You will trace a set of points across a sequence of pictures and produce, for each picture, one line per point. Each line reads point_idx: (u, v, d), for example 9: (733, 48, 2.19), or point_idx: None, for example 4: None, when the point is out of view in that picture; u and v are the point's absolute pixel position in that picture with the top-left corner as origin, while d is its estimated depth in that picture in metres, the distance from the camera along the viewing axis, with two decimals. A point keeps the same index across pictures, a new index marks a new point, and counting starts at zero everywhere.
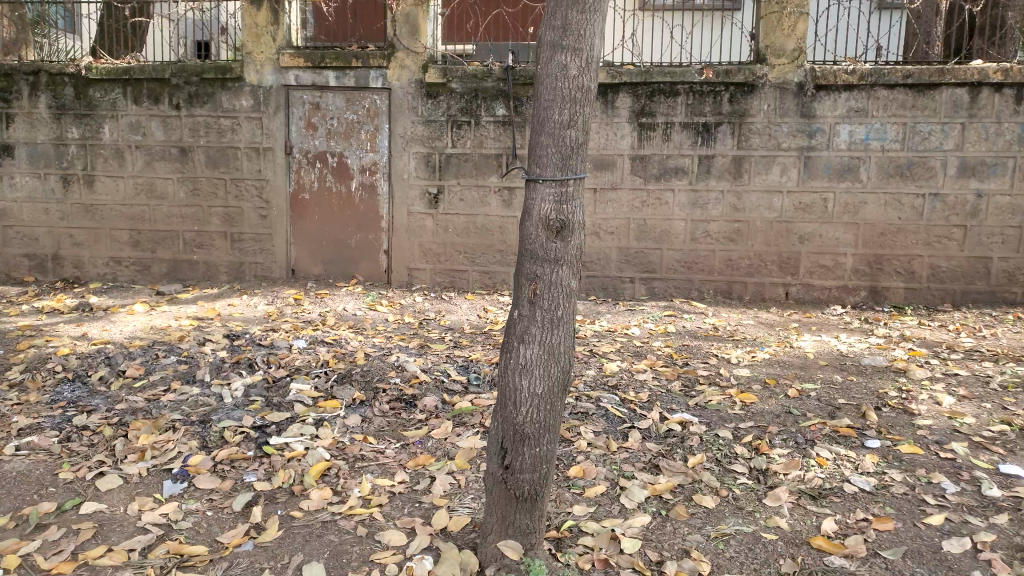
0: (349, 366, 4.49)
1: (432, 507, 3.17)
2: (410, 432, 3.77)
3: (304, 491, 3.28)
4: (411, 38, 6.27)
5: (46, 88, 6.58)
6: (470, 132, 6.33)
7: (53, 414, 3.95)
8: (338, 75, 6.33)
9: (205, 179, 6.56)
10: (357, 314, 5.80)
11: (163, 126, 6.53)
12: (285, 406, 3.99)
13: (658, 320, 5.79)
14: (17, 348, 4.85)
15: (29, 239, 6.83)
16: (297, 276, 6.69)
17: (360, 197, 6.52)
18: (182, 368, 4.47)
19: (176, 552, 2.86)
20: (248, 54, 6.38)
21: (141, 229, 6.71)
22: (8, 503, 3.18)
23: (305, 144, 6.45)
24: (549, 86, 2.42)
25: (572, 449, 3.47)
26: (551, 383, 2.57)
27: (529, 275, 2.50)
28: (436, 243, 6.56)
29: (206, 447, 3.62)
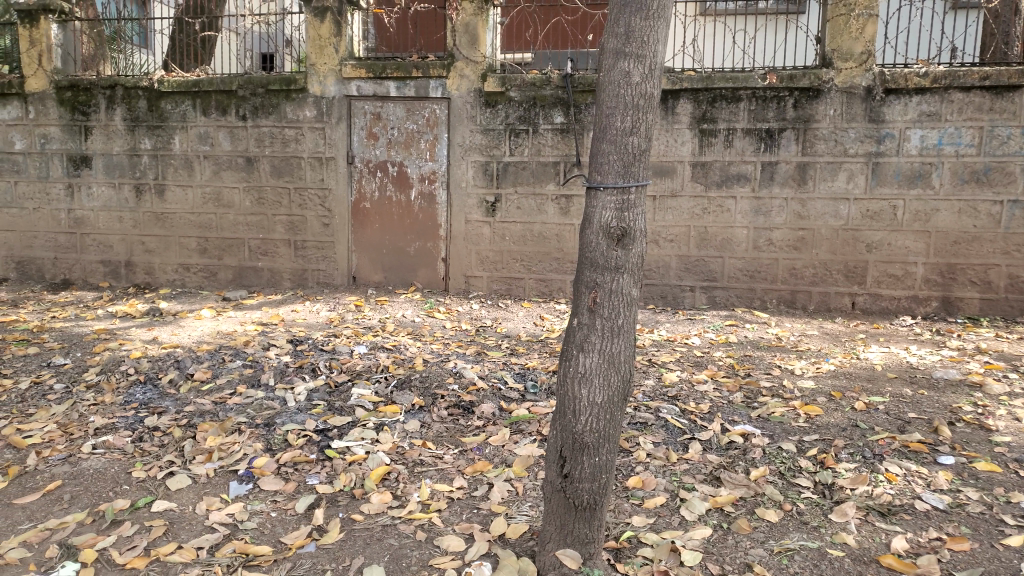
0: (409, 372, 4.55)
1: (490, 513, 3.18)
2: (468, 438, 3.80)
3: (364, 494, 3.33)
4: (471, 48, 6.33)
5: (121, 102, 6.86)
6: (529, 140, 6.35)
7: (127, 414, 4.10)
8: (399, 85, 6.43)
9: (270, 188, 6.74)
10: (415, 321, 5.87)
11: (230, 137, 6.74)
12: (346, 410, 4.07)
13: (719, 329, 5.69)
14: (95, 350, 5.06)
15: (104, 246, 7.13)
16: (358, 283, 6.82)
17: (420, 206, 6.61)
18: (247, 371, 4.60)
19: (242, 551, 2.93)
20: (312, 66, 6.53)
21: (209, 236, 6.93)
22: (86, 499, 3.32)
23: (366, 154, 6.57)
24: (612, 93, 2.41)
25: (631, 459, 3.45)
26: (611, 392, 2.55)
27: (589, 283, 2.49)
28: (493, 251, 6.59)
29: (271, 449, 3.71)
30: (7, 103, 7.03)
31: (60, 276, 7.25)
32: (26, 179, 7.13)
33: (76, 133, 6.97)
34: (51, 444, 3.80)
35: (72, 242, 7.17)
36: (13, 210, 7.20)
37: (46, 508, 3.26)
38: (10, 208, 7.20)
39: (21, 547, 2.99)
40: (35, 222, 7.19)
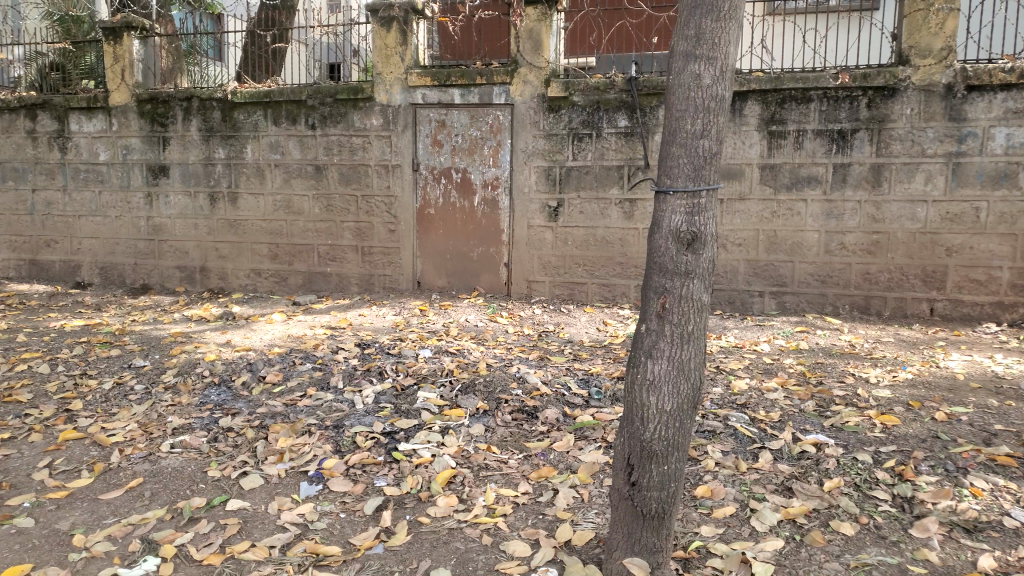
0: (473, 376, 4.57)
1: (555, 519, 3.17)
2: (533, 444, 3.79)
3: (431, 498, 3.36)
4: (535, 53, 6.34)
5: (197, 113, 7.11)
6: (592, 144, 6.33)
7: (203, 415, 4.24)
8: (464, 92, 6.49)
9: (338, 196, 6.89)
10: (478, 325, 5.90)
11: (300, 145, 6.91)
12: (413, 413, 4.11)
13: (789, 336, 5.55)
14: (172, 353, 5.26)
15: (181, 253, 7.40)
16: (422, 289, 6.91)
17: (483, 211, 6.65)
18: (317, 374, 4.71)
19: (312, 551, 2.99)
20: (379, 75, 6.65)
21: (279, 243, 7.12)
22: (165, 497, 3.45)
23: (431, 161, 6.65)
24: (682, 97, 2.38)
25: (700, 467, 3.39)
26: (680, 400, 2.51)
27: (658, 289, 2.46)
28: (556, 256, 6.58)
29: (340, 451, 3.78)
30: (92, 116, 7.36)
31: (139, 281, 7.55)
32: (109, 188, 7.45)
33: (156, 143, 7.25)
34: (133, 443, 3.96)
35: (150, 248, 7.47)
36: (97, 218, 7.54)
37: (128, 504, 3.40)
38: (94, 216, 7.55)
39: (106, 540, 3.12)
40: (117, 230, 7.52)
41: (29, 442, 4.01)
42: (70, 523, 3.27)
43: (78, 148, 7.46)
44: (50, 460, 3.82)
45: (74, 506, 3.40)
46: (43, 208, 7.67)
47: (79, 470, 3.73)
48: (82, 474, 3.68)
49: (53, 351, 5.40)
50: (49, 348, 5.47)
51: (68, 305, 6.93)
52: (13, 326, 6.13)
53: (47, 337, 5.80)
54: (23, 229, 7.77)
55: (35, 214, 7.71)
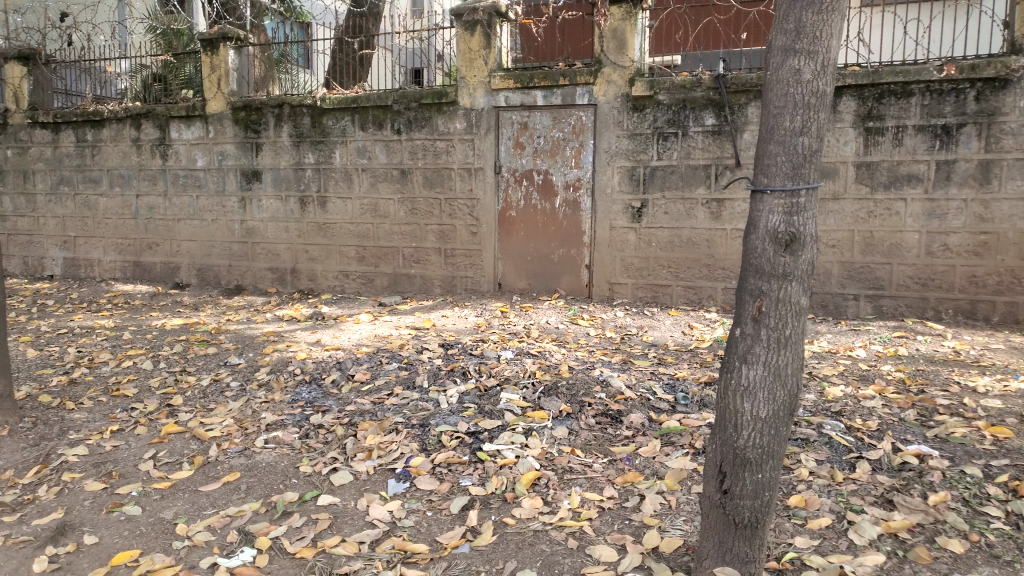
0: (555, 378, 4.55)
1: (642, 525, 3.13)
2: (618, 448, 3.74)
3: (516, 499, 3.36)
4: (619, 53, 6.28)
5: (288, 119, 7.34)
6: (678, 143, 6.23)
7: (294, 412, 4.37)
8: (547, 94, 6.49)
9: (422, 199, 7.00)
10: (560, 327, 5.89)
11: (386, 150, 7.05)
12: (496, 414, 4.13)
13: (887, 341, 5.31)
14: (265, 351, 5.44)
15: (273, 255, 7.66)
16: (504, 290, 6.94)
17: (565, 213, 6.63)
18: (403, 374, 4.78)
19: (400, 548, 3.05)
20: (462, 79, 6.72)
21: (366, 245, 7.29)
22: (260, 490, 3.57)
23: (513, 163, 6.67)
24: (780, 93, 2.30)
25: (793, 476, 3.27)
26: (776, 407, 2.43)
27: (753, 291, 2.39)
28: (639, 257, 6.50)
29: (425, 450, 3.83)
30: (191, 124, 7.71)
31: (234, 282, 7.86)
32: (206, 193, 7.80)
33: (249, 149, 7.54)
34: (229, 438, 4.12)
35: (244, 250, 7.77)
36: (195, 222, 7.90)
37: (225, 496, 3.54)
38: (192, 220, 7.91)
39: (206, 530, 3.25)
40: (213, 232, 7.86)
41: (135, 435, 4.23)
42: (173, 512, 3.42)
43: (178, 154, 7.83)
44: (154, 452, 4.00)
45: (176, 497, 3.56)
46: (146, 212, 8.09)
47: (181, 462, 3.90)
48: (183, 466, 3.85)
49: (156, 348, 5.68)
50: (152, 346, 5.76)
51: (168, 305, 7.28)
52: (119, 324, 6.48)
53: (150, 335, 6.10)
54: (128, 232, 8.21)
55: (139, 217, 8.13)
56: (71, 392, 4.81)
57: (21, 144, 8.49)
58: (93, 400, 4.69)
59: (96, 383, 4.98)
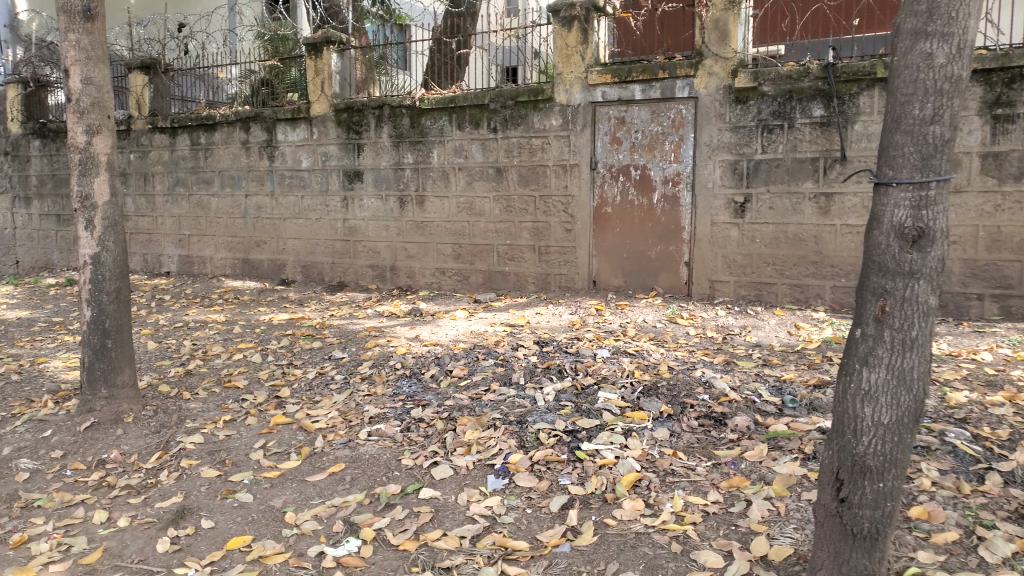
0: (655, 378, 4.47)
1: (749, 532, 3.02)
2: (722, 452, 3.63)
3: (616, 499, 3.31)
4: (721, 44, 6.11)
5: (388, 120, 7.50)
6: (783, 136, 6.01)
7: (396, 406, 4.46)
8: (645, 88, 6.38)
9: (517, 197, 7.02)
10: (657, 326, 5.78)
11: (482, 149, 7.10)
12: (595, 413, 4.09)
13: (1016, 345, 4.94)
14: (367, 346, 5.59)
15: (373, 252, 7.86)
16: (599, 288, 6.88)
17: (663, 209, 6.50)
18: (499, 370, 4.80)
19: (501, 544, 3.06)
20: (559, 75, 6.70)
21: (462, 243, 7.37)
22: (364, 482, 3.66)
23: (610, 158, 6.60)
24: (909, 79, 2.16)
25: (914, 487, 3.08)
26: (900, 412, 2.29)
27: (877, 290, 2.26)
28: (741, 254, 6.30)
29: (524, 446, 3.83)
30: (296, 126, 8.00)
31: (337, 279, 8.12)
32: (310, 193, 8.08)
33: (351, 150, 7.75)
34: (334, 430, 4.24)
35: (346, 248, 8.00)
36: (300, 220, 8.20)
37: (332, 486, 3.65)
38: (297, 219, 8.21)
39: (313, 519, 3.36)
40: (317, 231, 8.13)
41: (247, 424, 4.43)
42: (282, 501, 3.56)
43: (284, 156, 8.14)
44: (264, 442, 4.17)
45: (285, 486, 3.69)
46: (255, 211, 8.45)
47: (289, 452, 4.05)
48: (291, 456, 3.99)
49: (264, 342, 5.92)
50: (260, 339, 6.00)
51: (275, 301, 7.58)
52: (230, 319, 6.80)
53: (258, 329, 6.37)
54: (238, 231, 8.60)
55: (248, 217, 8.51)
56: (187, 383, 5.08)
57: (142, 149, 9.03)
58: (208, 391, 4.94)
59: (210, 374, 5.24)
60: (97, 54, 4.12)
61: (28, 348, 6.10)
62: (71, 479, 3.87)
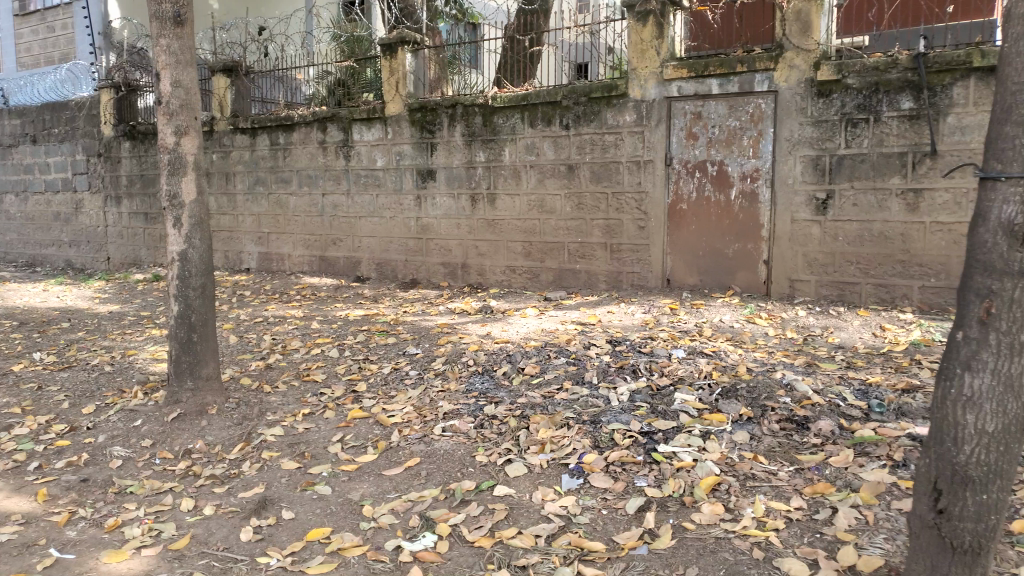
0: (733, 380, 4.36)
1: (836, 541, 2.91)
2: (805, 456, 3.51)
3: (695, 503, 3.24)
4: (803, 36, 5.93)
5: (461, 119, 7.55)
6: (869, 130, 5.79)
7: (469, 402, 4.48)
8: (722, 82, 6.24)
9: (589, 193, 6.96)
10: (734, 326, 5.65)
11: (555, 146, 7.07)
12: (671, 414, 4.02)
13: None
14: (440, 342, 5.64)
15: (445, 250, 7.93)
16: (672, 286, 6.76)
17: (741, 206, 6.34)
18: (572, 369, 4.77)
19: (577, 545, 3.03)
20: (633, 70, 6.62)
21: (533, 240, 7.36)
22: (439, 477, 3.69)
23: (685, 154, 6.49)
24: (1021, 68, 2.04)
25: (1016, 499, 2.92)
26: (1007, 420, 2.16)
27: (982, 290, 2.14)
28: (823, 252, 6.10)
29: (598, 446, 3.78)
30: (371, 125, 8.14)
31: (410, 276, 8.24)
32: (384, 192, 8.21)
33: (424, 149, 7.84)
34: (409, 424, 4.29)
35: (419, 246, 8.09)
36: (374, 219, 8.34)
37: (407, 481, 3.69)
38: (372, 217, 8.35)
39: (390, 513, 3.41)
40: (390, 229, 8.26)
41: (325, 418, 4.52)
42: (360, 494, 3.62)
43: (359, 155, 8.30)
44: (342, 435, 4.25)
45: (362, 479, 3.76)
46: (331, 210, 8.64)
47: (366, 446, 4.11)
48: (367, 450, 4.06)
49: (340, 337, 6.04)
50: (337, 335, 6.13)
51: (350, 297, 7.73)
52: (308, 314, 6.97)
53: (335, 324, 6.51)
54: (314, 228, 8.81)
55: (324, 215, 8.70)
56: (268, 376, 5.23)
57: (224, 149, 9.33)
58: (287, 384, 5.07)
59: (289, 368, 5.38)
60: (186, 58, 4.26)
61: (120, 340, 6.39)
62: (160, 467, 4.03)
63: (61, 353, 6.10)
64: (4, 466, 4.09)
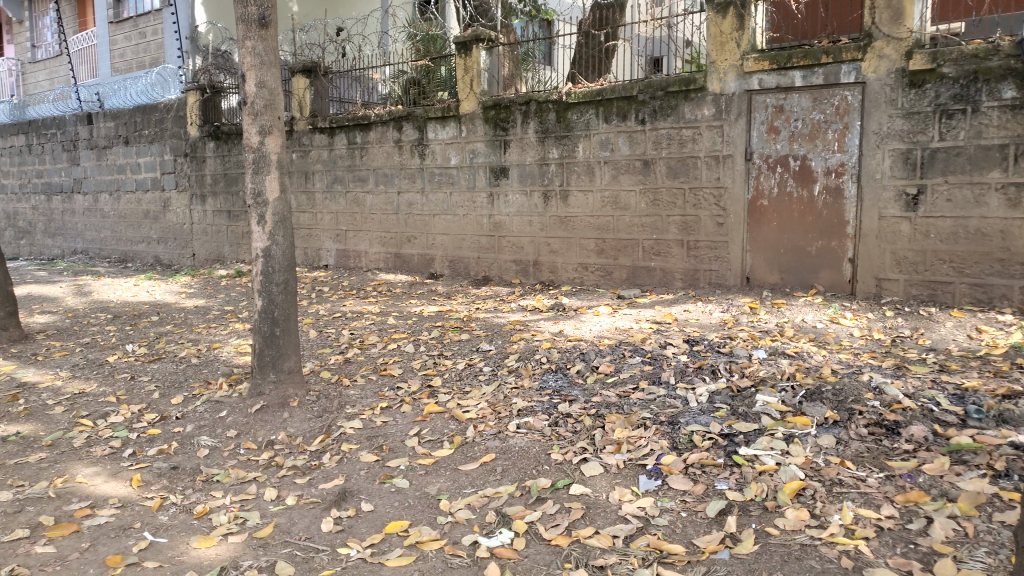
0: (818, 382, 4.21)
1: (932, 553, 2.77)
2: (896, 463, 3.36)
3: (778, 508, 3.15)
4: (895, 24, 5.68)
5: (535, 116, 7.54)
6: (966, 121, 5.52)
7: (543, 400, 4.47)
8: (806, 74, 6.05)
9: (665, 189, 6.84)
10: (817, 327, 5.46)
11: (629, 141, 6.99)
12: (752, 417, 3.91)
13: None
14: (512, 339, 5.65)
15: (517, 247, 7.94)
16: (752, 285, 6.60)
17: (825, 202, 6.14)
18: (648, 368, 4.71)
19: (655, 546, 2.98)
20: (713, 63, 6.47)
21: (606, 238, 7.29)
22: (515, 474, 3.69)
23: (766, 149, 6.32)
24: None
25: None
26: None
27: None
28: (914, 250, 5.83)
29: (677, 448, 3.71)
30: (446, 124, 8.21)
31: (482, 273, 8.28)
32: (458, 190, 8.27)
33: (498, 146, 7.86)
34: (484, 420, 4.31)
35: (491, 243, 8.13)
36: (448, 217, 8.42)
37: (483, 477, 3.70)
38: (445, 215, 8.44)
39: (466, 508, 3.43)
40: (464, 226, 8.31)
41: (402, 412, 4.59)
42: (436, 488, 3.65)
43: (434, 154, 8.38)
44: (419, 429, 4.29)
45: (439, 473, 3.79)
46: (406, 208, 8.76)
47: (442, 441, 4.14)
48: (444, 445, 4.09)
49: (416, 333, 6.12)
50: (412, 330, 6.21)
51: (424, 294, 7.82)
52: (384, 310, 7.09)
53: (410, 320, 6.59)
54: (390, 226, 8.95)
55: (399, 213, 8.83)
56: (347, 370, 5.33)
57: (303, 148, 9.57)
58: (365, 378, 5.17)
59: (367, 362, 5.48)
60: (270, 59, 4.38)
61: (205, 333, 6.64)
62: (245, 458, 4.16)
63: (151, 345, 6.37)
64: (102, 452, 4.30)
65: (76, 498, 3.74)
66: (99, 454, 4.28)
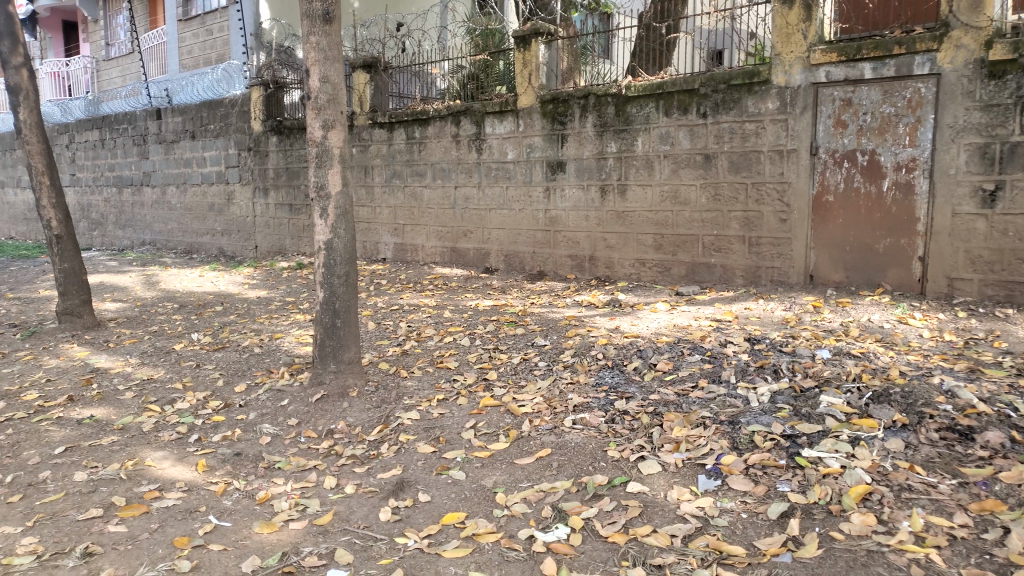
0: (886, 384, 4.07)
1: (1008, 564, 2.66)
2: (970, 470, 3.23)
3: (843, 512, 3.06)
4: (973, 12, 5.46)
5: (593, 109, 7.48)
6: None
7: (599, 396, 4.44)
8: (876, 65, 5.86)
9: (726, 184, 6.71)
10: (884, 327, 5.29)
11: (690, 135, 6.88)
12: (816, 418, 3.81)
13: None
14: (568, 334, 5.62)
15: (573, 243, 7.91)
16: (816, 283, 6.43)
17: (894, 198, 5.94)
18: (707, 367, 4.63)
19: (714, 547, 2.93)
20: (778, 55, 6.32)
21: (664, 233, 7.19)
22: (572, 469, 3.67)
23: (832, 143, 6.15)
24: None
25: None
26: None
27: None
28: (990, 249, 5.60)
29: (737, 448, 3.65)
30: (504, 118, 8.22)
31: (537, 268, 8.27)
32: (514, 184, 8.28)
33: (555, 141, 7.83)
34: (540, 415, 4.30)
35: (547, 238, 8.11)
36: (504, 211, 8.43)
37: (540, 471, 3.70)
38: (502, 210, 8.45)
39: (522, 502, 3.43)
40: (520, 221, 8.31)
41: (458, 404, 4.61)
42: (493, 481, 3.66)
43: (491, 148, 8.40)
44: (475, 422, 4.32)
45: (495, 467, 3.80)
46: (462, 202, 8.80)
47: (498, 434, 4.15)
48: (500, 438, 4.10)
49: (471, 326, 6.16)
50: (468, 324, 6.25)
51: (480, 288, 7.86)
52: (440, 303, 7.14)
53: (466, 314, 6.63)
54: (447, 220, 9.01)
55: (456, 207, 8.88)
56: (404, 362, 5.39)
57: (363, 143, 9.70)
58: (422, 369, 5.22)
59: (424, 355, 5.53)
60: (333, 54, 4.44)
61: (267, 324, 6.79)
62: (305, 446, 4.24)
63: (216, 334, 6.55)
64: (169, 437, 4.43)
65: (145, 480, 3.87)
66: (167, 439, 4.41)
